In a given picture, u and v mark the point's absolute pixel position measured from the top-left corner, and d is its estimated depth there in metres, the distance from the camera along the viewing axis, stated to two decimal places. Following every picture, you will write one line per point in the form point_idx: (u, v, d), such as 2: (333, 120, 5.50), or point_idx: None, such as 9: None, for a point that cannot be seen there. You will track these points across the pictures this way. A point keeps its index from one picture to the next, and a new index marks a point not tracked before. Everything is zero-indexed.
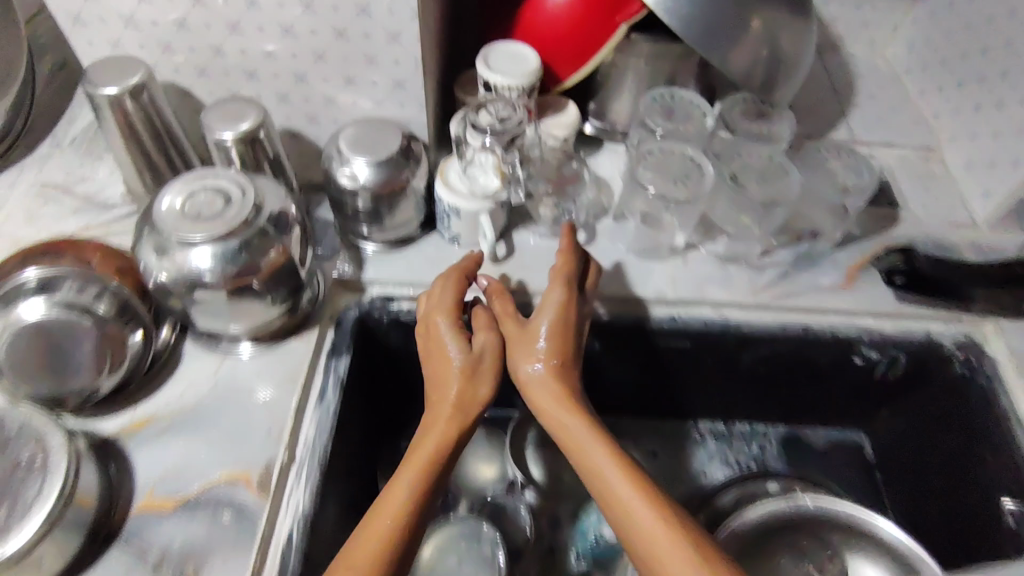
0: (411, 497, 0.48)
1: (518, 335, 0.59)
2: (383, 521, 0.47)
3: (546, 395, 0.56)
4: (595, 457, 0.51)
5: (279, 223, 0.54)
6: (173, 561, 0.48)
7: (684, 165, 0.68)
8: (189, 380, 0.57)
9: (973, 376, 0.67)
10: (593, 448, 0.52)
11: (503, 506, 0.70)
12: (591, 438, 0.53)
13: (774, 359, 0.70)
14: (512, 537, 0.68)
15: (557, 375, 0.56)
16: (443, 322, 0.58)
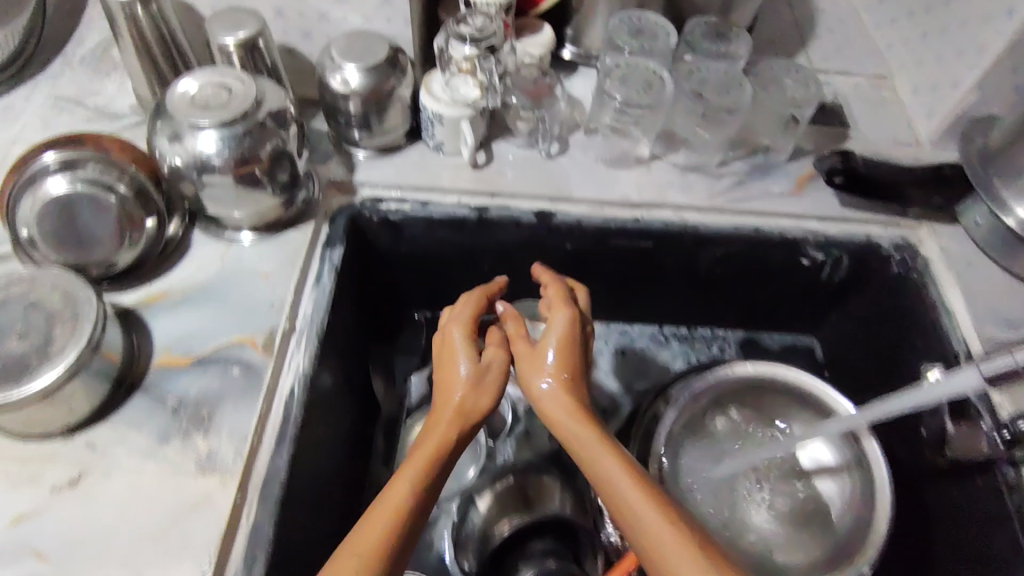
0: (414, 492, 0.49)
1: (529, 354, 0.59)
2: (383, 515, 0.47)
3: (556, 408, 0.56)
4: (604, 463, 0.51)
5: (279, 118, 0.61)
6: (189, 406, 0.55)
7: (647, 77, 0.75)
8: (198, 263, 0.64)
9: (908, 273, 0.74)
10: (603, 455, 0.51)
11: None
12: (602, 446, 0.52)
13: (729, 260, 0.77)
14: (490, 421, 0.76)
15: (568, 386, 0.57)
16: (458, 341, 0.59)
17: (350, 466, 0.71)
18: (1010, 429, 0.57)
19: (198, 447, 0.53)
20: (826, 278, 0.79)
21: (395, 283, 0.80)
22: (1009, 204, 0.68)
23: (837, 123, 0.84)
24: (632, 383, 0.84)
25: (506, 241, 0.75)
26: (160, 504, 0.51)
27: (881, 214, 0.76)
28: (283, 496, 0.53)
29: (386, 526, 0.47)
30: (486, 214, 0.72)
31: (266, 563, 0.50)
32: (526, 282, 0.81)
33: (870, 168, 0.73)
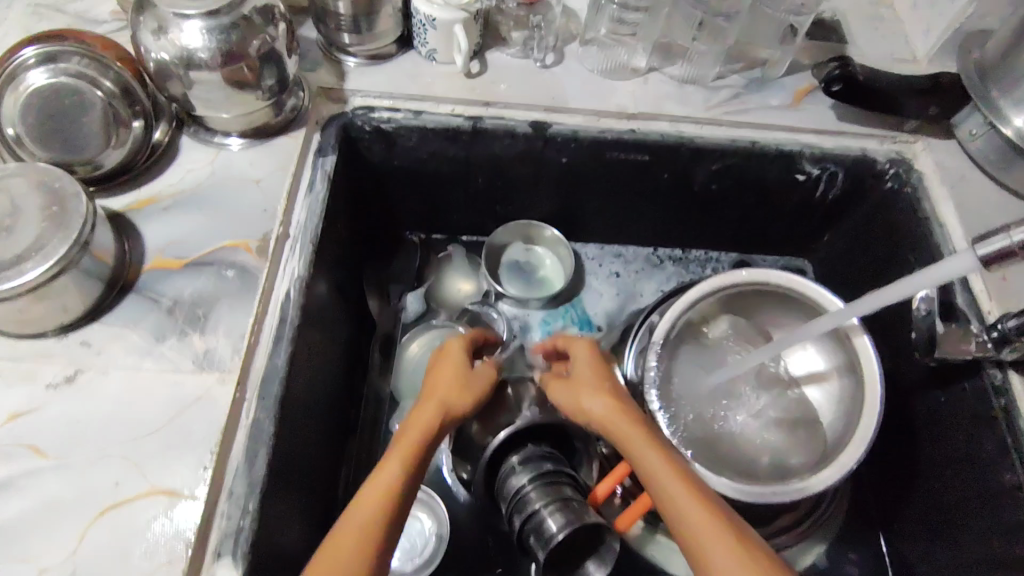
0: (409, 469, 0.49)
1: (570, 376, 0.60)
2: (380, 489, 0.47)
3: (601, 417, 0.56)
4: (653, 464, 0.51)
5: (266, 14, 0.59)
6: (185, 307, 0.54)
7: None
8: (187, 167, 0.62)
9: (901, 188, 0.73)
10: (652, 458, 0.51)
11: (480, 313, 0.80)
12: (649, 445, 0.52)
13: (725, 175, 0.76)
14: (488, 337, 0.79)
15: (614, 396, 0.57)
16: (457, 349, 0.62)
17: (346, 380, 0.71)
18: (998, 329, 0.57)
19: (194, 346, 0.53)
20: (820, 195, 0.79)
21: (389, 200, 0.79)
22: (1004, 113, 0.66)
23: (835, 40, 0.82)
24: (624, 303, 0.84)
25: (499, 154, 0.74)
26: (158, 402, 0.50)
27: (876, 127, 0.76)
28: (281, 395, 0.53)
29: (382, 499, 0.47)
30: (480, 123, 0.71)
31: (267, 458, 0.50)
32: (521, 198, 0.80)
33: (870, 76, 0.70)
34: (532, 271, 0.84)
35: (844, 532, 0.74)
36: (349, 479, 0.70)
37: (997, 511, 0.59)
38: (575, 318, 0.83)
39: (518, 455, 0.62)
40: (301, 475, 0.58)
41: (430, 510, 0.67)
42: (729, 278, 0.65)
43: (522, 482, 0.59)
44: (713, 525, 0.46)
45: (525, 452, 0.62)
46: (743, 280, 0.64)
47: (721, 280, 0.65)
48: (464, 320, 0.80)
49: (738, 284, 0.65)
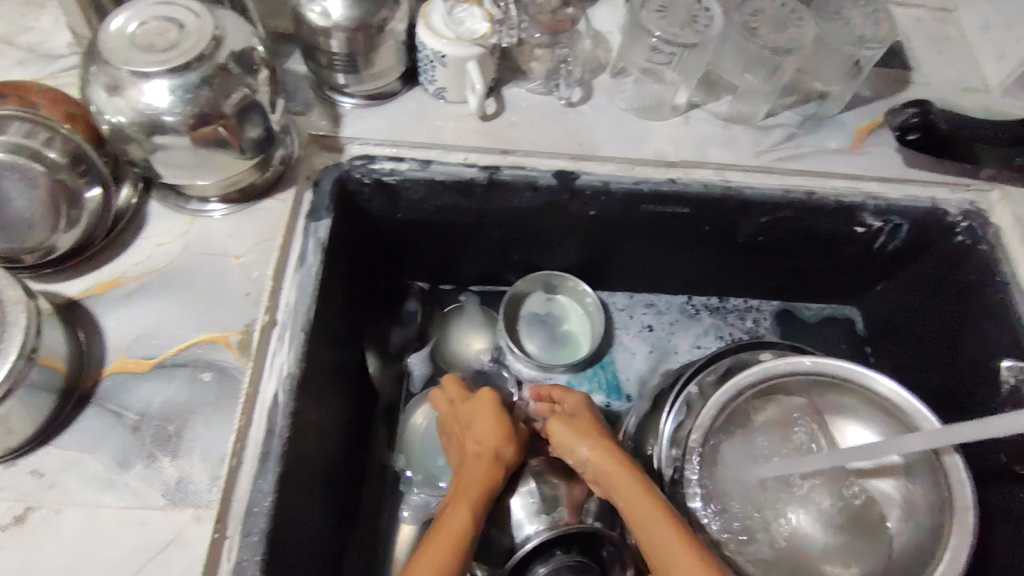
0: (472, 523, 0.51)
1: (565, 416, 0.60)
2: (435, 548, 0.49)
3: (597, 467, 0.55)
4: (643, 512, 0.50)
5: (245, 62, 0.50)
6: (154, 421, 0.46)
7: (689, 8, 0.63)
8: (157, 241, 0.54)
9: (975, 245, 0.64)
10: (647, 511, 0.50)
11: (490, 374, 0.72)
12: (642, 498, 0.51)
13: (774, 227, 0.67)
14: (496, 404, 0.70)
15: (608, 445, 0.56)
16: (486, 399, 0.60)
17: (345, 465, 0.63)
18: None
19: (164, 473, 0.45)
20: (879, 245, 0.70)
21: (392, 253, 0.70)
22: None
23: (897, 67, 0.73)
24: (658, 362, 0.76)
25: (518, 208, 0.64)
26: (122, 548, 0.42)
27: (946, 173, 0.67)
28: (269, 528, 0.45)
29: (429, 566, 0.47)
30: (497, 174, 0.62)
31: None
32: (541, 249, 0.71)
33: (950, 122, 0.64)
34: (556, 323, 0.76)
35: None
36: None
37: None
38: (604, 381, 0.75)
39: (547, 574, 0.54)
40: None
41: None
42: (793, 362, 0.58)
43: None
44: None
45: (556, 564, 0.55)
46: (810, 369, 0.57)
47: (777, 365, 0.57)
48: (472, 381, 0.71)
49: (802, 370, 0.57)
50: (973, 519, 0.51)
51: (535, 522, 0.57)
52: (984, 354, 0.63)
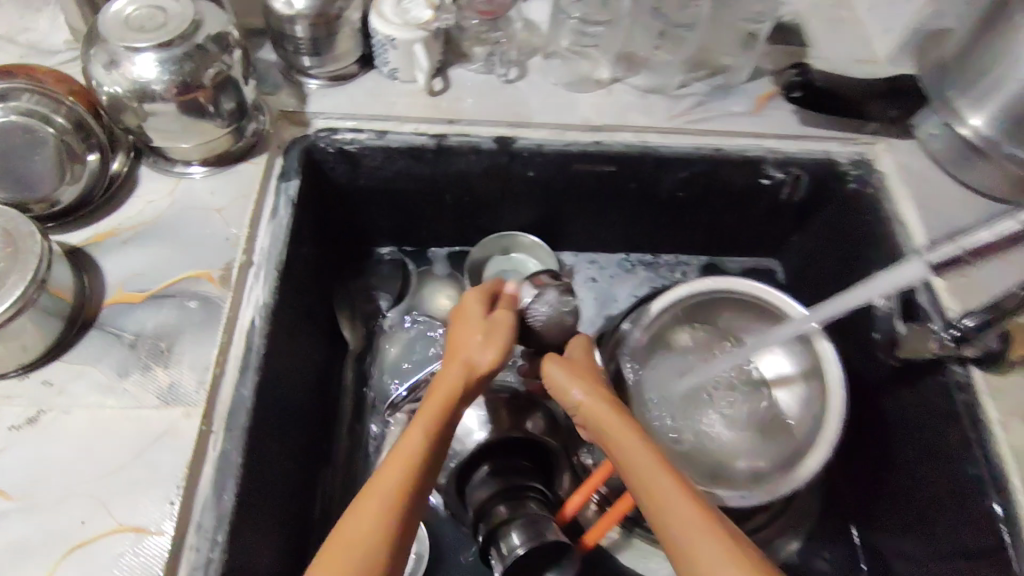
0: (428, 437, 0.49)
1: (562, 359, 0.58)
2: (403, 458, 0.47)
3: (606, 419, 0.52)
4: (633, 451, 0.49)
5: (221, 42, 0.59)
6: (147, 340, 0.54)
7: None
8: (147, 199, 0.62)
9: (864, 189, 0.74)
10: (637, 451, 0.49)
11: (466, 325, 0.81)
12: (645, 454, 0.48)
13: (691, 182, 0.77)
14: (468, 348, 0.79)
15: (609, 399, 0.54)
16: (474, 310, 0.57)
17: (319, 401, 0.71)
18: (958, 327, 0.59)
19: (157, 380, 0.53)
20: (786, 197, 0.79)
21: (359, 218, 0.79)
22: (961, 114, 0.67)
23: (796, 44, 0.83)
24: (600, 309, 0.85)
25: (465, 170, 0.74)
26: (123, 438, 0.50)
27: (838, 130, 0.76)
28: (249, 425, 0.53)
29: (398, 482, 0.46)
30: (444, 141, 0.71)
31: (235, 489, 0.51)
32: (491, 211, 0.81)
33: (827, 81, 0.73)
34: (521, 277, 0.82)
35: (818, 528, 0.76)
36: (325, 498, 0.70)
37: (963, 503, 0.61)
38: None
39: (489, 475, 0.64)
40: (273, 499, 0.59)
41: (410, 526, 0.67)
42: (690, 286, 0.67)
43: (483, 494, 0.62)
44: (699, 516, 0.44)
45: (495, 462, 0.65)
46: (704, 290, 0.66)
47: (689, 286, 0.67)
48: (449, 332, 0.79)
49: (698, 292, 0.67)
50: (845, 390, 0.61)
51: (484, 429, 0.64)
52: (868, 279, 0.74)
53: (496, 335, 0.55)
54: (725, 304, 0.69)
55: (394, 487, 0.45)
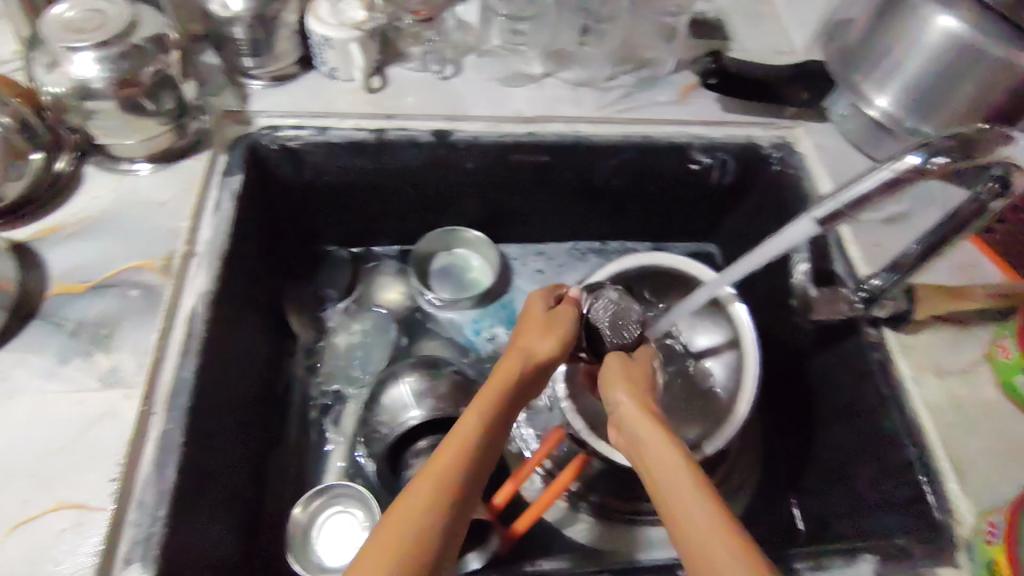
0: (495, 410, 0.50)
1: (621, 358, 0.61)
2: (469, 423, 0.49)
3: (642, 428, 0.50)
4: (664, 456, 0.47)
5: (158, 42, 0.61)
6: (89, 328, 0.56)
7: None
8: (91, 193, 0.64)
9: (786, 170, 0.78)
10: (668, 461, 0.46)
11: (422, 318, 0.85)
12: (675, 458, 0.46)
13: (622, 169, 0.80)
14: (428, 341, 0.84)
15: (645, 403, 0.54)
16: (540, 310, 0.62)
17: (267, 392, 0.73)
18: (866, 287, 0.63)
19: (98, 364, 0.55)
20: (716, 181, 0.83)
21: (306, 216, 0.81)
22: (869, 95, 0.72)
23: (718, 37, 0.87)
24: None
25: (404, 164, 0.76)
26: (65, 420, 0.52)
27: (760, 116, 0.80)
28: (191, 405, 0.55)
29: (465, 444, 0.46)
30: (383, 135, 0.74)
31: (177, 466, 0.53)
32: (436, 205, 0.83)
33: (741, 69, 0.76)
34: (462, 273, 0.88)
35: (757, 494, 0.79)
36: (275, 486, 0.72)
37: (882, 456, 0.65)
38: (503, 317, 0.87)
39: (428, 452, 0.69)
40: (219, 481, 0.60)
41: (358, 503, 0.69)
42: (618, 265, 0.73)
43: None
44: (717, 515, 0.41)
45: (434, 439, 0.72)
46: (629, 267, 0.73)
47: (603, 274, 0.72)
48: (402, 326, 0.85)
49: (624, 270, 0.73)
50: (757, 348, 0.66)
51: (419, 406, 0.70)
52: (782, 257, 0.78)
53: (555, 329, 0.60)
54: (652, 279, 0.74)
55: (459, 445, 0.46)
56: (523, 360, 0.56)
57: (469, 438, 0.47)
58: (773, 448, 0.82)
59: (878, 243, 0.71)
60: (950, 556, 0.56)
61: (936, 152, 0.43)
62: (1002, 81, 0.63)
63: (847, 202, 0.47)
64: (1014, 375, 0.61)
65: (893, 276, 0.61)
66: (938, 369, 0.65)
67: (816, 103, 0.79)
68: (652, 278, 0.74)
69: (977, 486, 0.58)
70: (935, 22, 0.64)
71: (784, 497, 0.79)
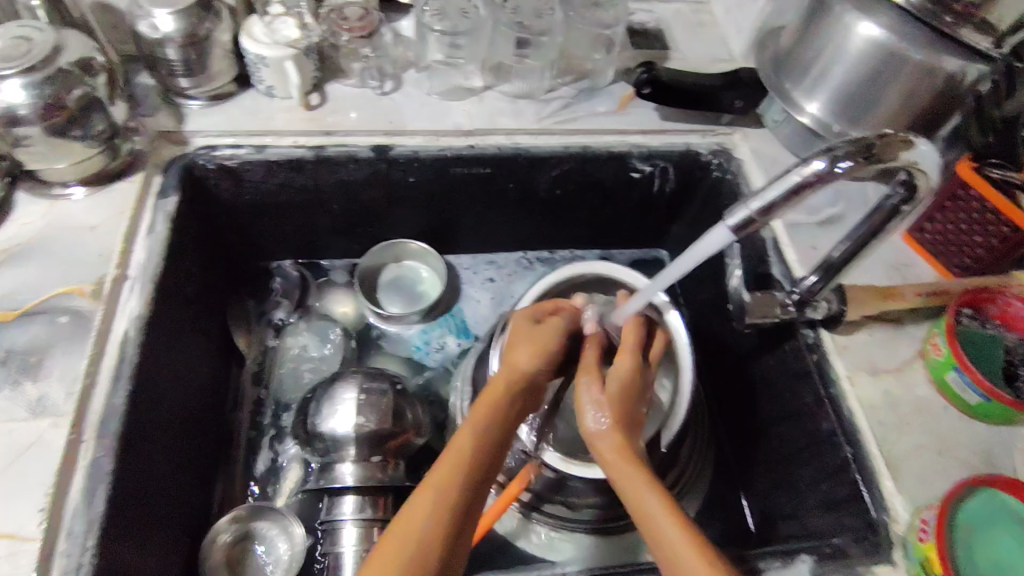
0: (480, 445, 0.53)
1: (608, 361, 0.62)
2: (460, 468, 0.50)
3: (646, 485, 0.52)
4: (640, 482, 0.52)
5: (85, 66, 0.61)
6: (17, 356, 0.56)
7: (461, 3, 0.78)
8: (22, 220, 0.64)
9: (724, 176, 0.80)
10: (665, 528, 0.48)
11: (371, 332, 0.85)
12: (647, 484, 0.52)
13: (565, 179, 0.81)
14: (378, 354, 0.84)
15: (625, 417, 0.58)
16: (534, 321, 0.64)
17: (209, 415, 0.74)
18: (798, 290, 0.64)
19: (27, 393, 0.54)
20: (658, 188, 0.85)
21: (251, 232, 0.81)
22: (798, 102, 0.72)
23: (657, 46, 0.88)
24: (497, 306, 0.89)
25: (345, 179, 0.77)
26: None
27: (698, 123, 0.81)
28: (121, 431, 0.55)
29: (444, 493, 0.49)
30: (322, 152, 0.74)
31: (107, 492, 0.53)
32: (381, 219, 0.84)
33: (674, 78, 0.77)
34: (411, 286, 0.88)
35: (709, 496, 0.80)
36: (218, 507, 0.73)
37: (821, 456, 0.66)
38: (453, 326, 0.87)
39: (354, 501, 0.68)
40: (155, 504, 0.61)
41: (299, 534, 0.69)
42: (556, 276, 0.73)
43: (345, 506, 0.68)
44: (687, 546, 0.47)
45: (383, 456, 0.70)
46: (568, 277, 0.73)
47: (536, 291, 0.72)
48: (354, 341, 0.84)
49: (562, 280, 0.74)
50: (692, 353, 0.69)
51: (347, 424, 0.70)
52: (720, 261, 0.80)
53: (541, 346, 0.60)
54: (592, 287, 0.75)
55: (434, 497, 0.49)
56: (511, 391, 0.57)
57: (456, 486, 0.49)
58: (723, 450, 0.83)
59: (814, 245, 0.72)
60: (885, 553, 0.57)
61: (839, 157, 0.46)
62: (924, 85, 0.64)
63: (756, 209, 0.48)
64: (946, 372, 0.62)
65: (822, 277, 0.62)
66: (872, 368, 0.65)
67: (750, 110, 0.80)
68: (591, 285, 0.75)
69: (911, 482, 0.59)
70: (857, 28, 0.64)
71: (734, 498, 0.80)
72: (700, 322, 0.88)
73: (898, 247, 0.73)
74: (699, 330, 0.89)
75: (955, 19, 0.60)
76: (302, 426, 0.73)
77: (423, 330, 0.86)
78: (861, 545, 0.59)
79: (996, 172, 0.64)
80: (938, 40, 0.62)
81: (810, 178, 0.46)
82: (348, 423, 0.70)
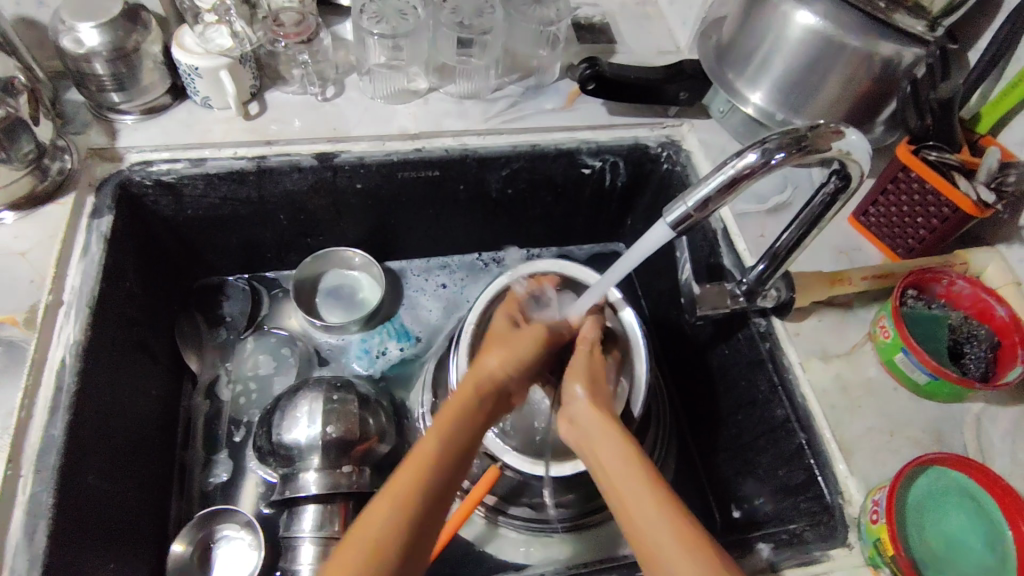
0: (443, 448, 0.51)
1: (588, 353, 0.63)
2: (419, 460, 0.49)
3: (584, 414, 0.56)
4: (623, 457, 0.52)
5: (4, 86, 0.58)
6: None
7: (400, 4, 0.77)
8: None
9: (674, 168, 0.79)
10: (617, 457, 0.52)
11: (322, 345, 0.84)
12: (625, 458, 0.51)
13: (515, 177, 0.80)
14: (335, 366, 0.83)
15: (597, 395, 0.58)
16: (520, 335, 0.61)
17: (159, 441, 0.72)
18: (746, 281, 0.64)
19: None
20: (610, 182, 0.84)
21: (194, 245, 0.79)
22: (743, 93, 0.72)
23: (603, 41, 0.88)
24: (450, 311, 0.88)
25: (289, 189, 0.75)
26: None
27: (646, 117, 0.81)
28: (60, 464, 0.54)
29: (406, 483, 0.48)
30: (264, 162, 0.72)
31: (48, 528, 0.52)
32: (329, 226, 0.82)
33: (617, 72, 0.75)
34: (353, 293, 0.87)
35: (674, 484, 0.79)
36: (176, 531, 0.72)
37: (778, 443, 0.66)
38: (392, 332, 0.86)
39: (314, 515, 0.67)
40: (103, 533, 0.59)
41: (249, 527, 0.70)
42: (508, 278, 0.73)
43: (308, 508, 0.67)
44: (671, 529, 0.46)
45: (348, 468, 0.69)
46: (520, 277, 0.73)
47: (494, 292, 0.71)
48: (308, 351, 0.83)
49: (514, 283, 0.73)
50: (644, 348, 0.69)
51: (307, 432, 0.69)
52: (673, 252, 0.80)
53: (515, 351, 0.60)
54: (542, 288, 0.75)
55: (394, 487, 0.48)
56: (473, 395, 0.56)
57: (417, 486, 0.48)
58: (686, 436, 0.83)
59: (763, 233, 0.72)
60: (841, 536, 0.57)
61: (772, 150, 0.46)
62: (862, 70, 0.64)
63: (693, 205, 0.48)
64: (894, 353, 0.62)
65: (771, 265, 0.61)
66: (824, 353, 0.66)
67: (695, 102, 0.80)
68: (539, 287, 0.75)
69: (864, 466, 0.60)
70: (795, 17, 0.64)
71: (699, 482, 0.79)
72: (658, 313, 0.88)
73: (846, 230, 0.74)
74: (657, 323, 0.89)
75: (889, 4, 0.61)
76: (256, 443, 0.71)
77: (375, 338, 0.85)
78: (817, 530, 0.59)
79: (933, 153, 0.64)
80: (874, 26, 0.62)
81: (740, 175, 0.46)
82: (312, 429, 0.69)
